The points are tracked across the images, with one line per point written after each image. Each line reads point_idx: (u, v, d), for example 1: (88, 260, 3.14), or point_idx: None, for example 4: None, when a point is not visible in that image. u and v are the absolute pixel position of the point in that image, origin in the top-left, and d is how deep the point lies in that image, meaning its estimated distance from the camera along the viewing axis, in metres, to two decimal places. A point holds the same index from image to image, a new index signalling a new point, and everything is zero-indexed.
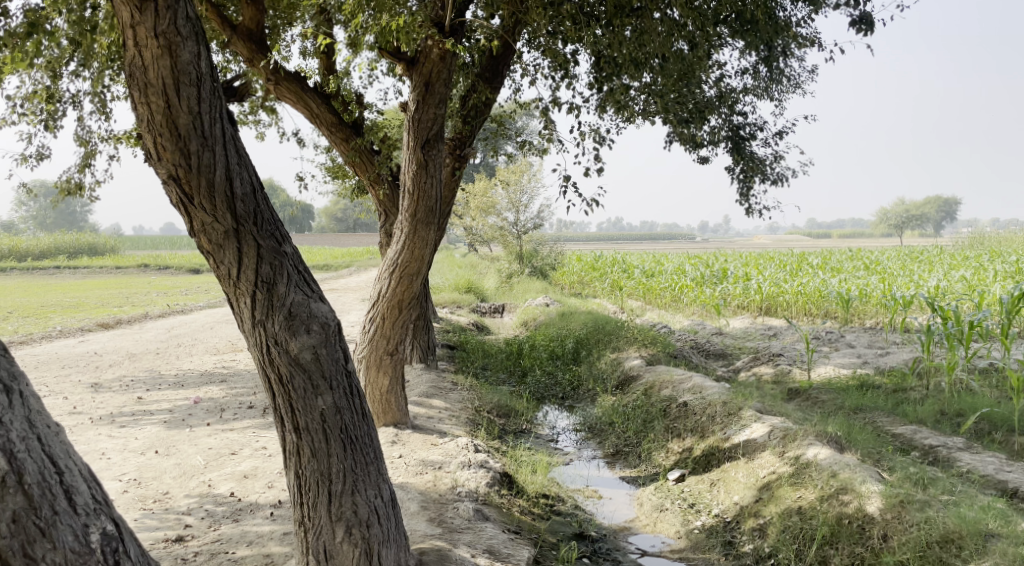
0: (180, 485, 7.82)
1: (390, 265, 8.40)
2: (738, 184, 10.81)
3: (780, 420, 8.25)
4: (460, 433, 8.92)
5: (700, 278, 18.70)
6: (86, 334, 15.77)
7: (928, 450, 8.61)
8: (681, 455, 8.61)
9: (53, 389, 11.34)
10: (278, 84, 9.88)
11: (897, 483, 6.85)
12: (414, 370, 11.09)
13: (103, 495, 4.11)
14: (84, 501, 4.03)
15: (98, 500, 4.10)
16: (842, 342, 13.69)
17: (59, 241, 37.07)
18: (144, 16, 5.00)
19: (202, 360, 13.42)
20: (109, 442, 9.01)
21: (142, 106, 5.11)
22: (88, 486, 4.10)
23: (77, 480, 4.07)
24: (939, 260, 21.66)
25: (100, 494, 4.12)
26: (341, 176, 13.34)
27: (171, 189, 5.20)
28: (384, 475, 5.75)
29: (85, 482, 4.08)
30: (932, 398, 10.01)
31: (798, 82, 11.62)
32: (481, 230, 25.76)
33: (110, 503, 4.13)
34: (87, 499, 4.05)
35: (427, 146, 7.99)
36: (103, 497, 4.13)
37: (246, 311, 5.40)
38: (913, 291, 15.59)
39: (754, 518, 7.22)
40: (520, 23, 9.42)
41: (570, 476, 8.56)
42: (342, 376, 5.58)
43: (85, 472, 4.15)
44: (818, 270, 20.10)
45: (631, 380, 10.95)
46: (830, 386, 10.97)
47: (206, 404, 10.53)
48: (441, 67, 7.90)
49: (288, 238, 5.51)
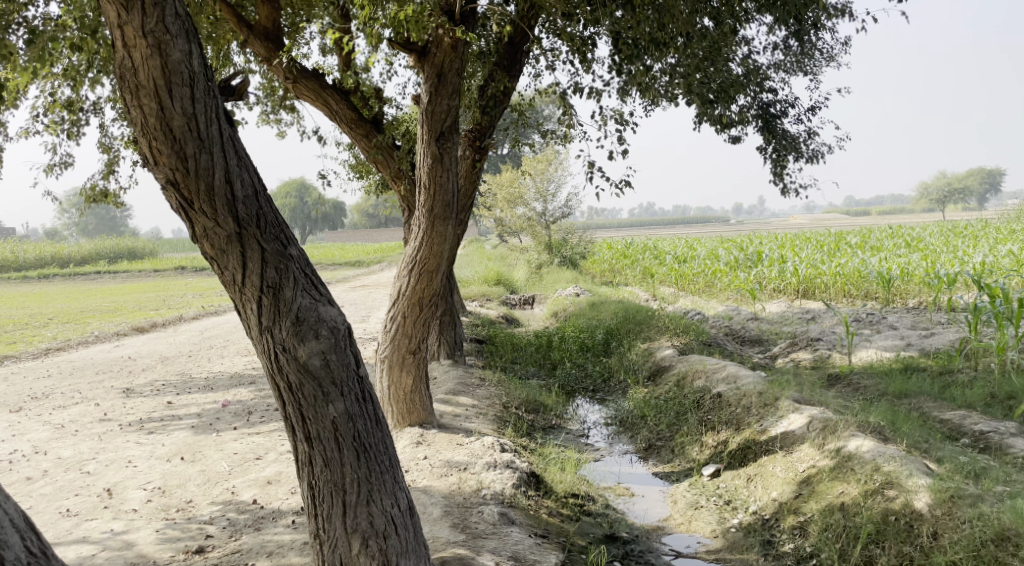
0: (204, 493, 7.68)
1: (410, 262, 8.17)
2: (770, 164, 10.44)
3: (819, 409, 7.91)
4: (487, 431, 8.68)
5: (734, 262, 18.34)
6: (122, 338, 15.79)
7: (978, 437, 8.24)
8: (717, 449, 8.29)
9: (84, 396, 11.30)
10: (296, 82, 9.66)
11: (946, 476, 6.50)
12: (441, 366, 10.87)
13: (37, 547, 4.12)
14: (15, 554, 4.05)
15: (31, 554, 4.10)
16: (884, 323, 13.25)
17: (100, 246, 37.57)
18: (131, 15, 4.81)
19: (232, 362, 13.33)
20: (137, 449, 8.90)
21: (135, 110, 4.93)
22: (21, 537, 4.12)
23: (9, 530, 4.07)
24: (985, 235, 21.00)
25: (35, 546, 4.14)
26: (365, 173, 13.15)
27: (170, 194, 5.01)
28: (401, 483, 5.55)
29: (18, 534, 4.09)
30: (982, 380, 9.59)
31: (831, 55, 11.22)
32: (510, 221, 25.50)
33: (44, 556, 4.14)
34: (19, 552, 4.07)
35: (442, 139, 7.74)
36: (38, 548, 4.15)
37: (252, 318, 5.20)
38: (957, 268, 15.08)
39: (795, 515, 6.90)
40: (535, 7, 9.12)
41: (600, 473, 8.28)
42: (354, 381, 5.36)
43: (20, 520, 4.15)
44: (857, 249, 19.57)
45: (663, 371, 10.65)
46: (873, 370, 10.60)
47: (234, 407, 10.40)
48: (454, 57, 7.63)
49: (293, 239, 5.31)
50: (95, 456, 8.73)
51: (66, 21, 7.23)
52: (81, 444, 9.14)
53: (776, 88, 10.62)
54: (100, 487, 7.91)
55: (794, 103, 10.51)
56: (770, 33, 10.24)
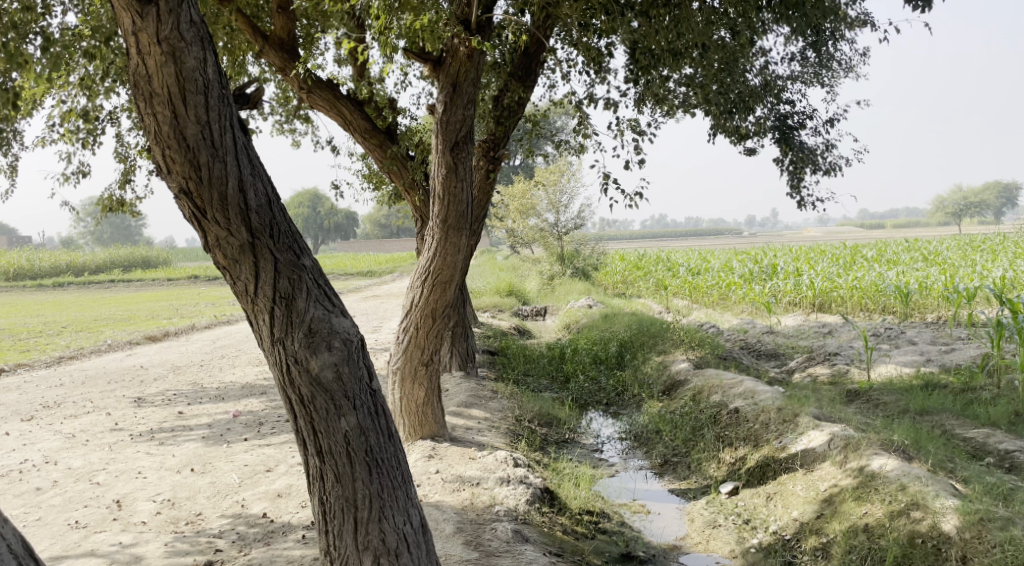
0: (214, 506, 7.56)
1: (423, 273, 8.05)
2: (787, 177, 10.30)
3: (840, 427, 7.76)
4: (500, 445, 8.54)
5: (748, 275, 18.17)
6: (135, 347, 15.72)
7: (1004, 456, 8.07)
8: (734, 466, 8.14)
9: (96, 405, 11.23)
10: (311, 92, 9.60)
11: (974, 498, 6.35)
12: (454, 378, 10.75)
13: None
14: None
15: None
16: (903, 338, 13.04)
17: (114, 255, 37.67)
18: (146, 22, 4.73)
19: (244, 372, 13.24)
20: (148, 459, 8.81)
21: (149, 118, 4.85)
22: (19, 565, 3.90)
23: (6, 557, 3.87)
24: (1003, 249, 20.75)
25: None
26: (379, 183, 13.05)
27: (182, 203, 4.92)
28: (414, 500, 5.43)
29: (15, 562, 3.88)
30: (1005, 398, 9.41)
31: (849, 67, 11.08)
32: (522, 232, 25.28)
33: None
34: None
35: (457, 148, 7.63)
36: None
37: (265, 329, 5.11)
38: (977, 282, 14.87)
39: (817, 536, 6.73)
40: (552, 17, 9.01)
41: (615, 489, 8.13)
42: (366, 395, 5.24)
43: (18, 546, 3.96)
44: (874, 262, 19.34)
45: (679, 385, 10.48)
46: (892, 386, 10.40)
47: (245, 418, 10.30)
48: (469, 67, 7.53)
49: (307, 249, 5.20)
50: (105, 466, 8.64)
51: (83, 30, 7.13)
52: (91, 454, 9.06)
53: (794, 100, 10.49)
54: (109, 498, 7.81)
55: (812, 115, 10.38)
56: (788, 45, 10.12)
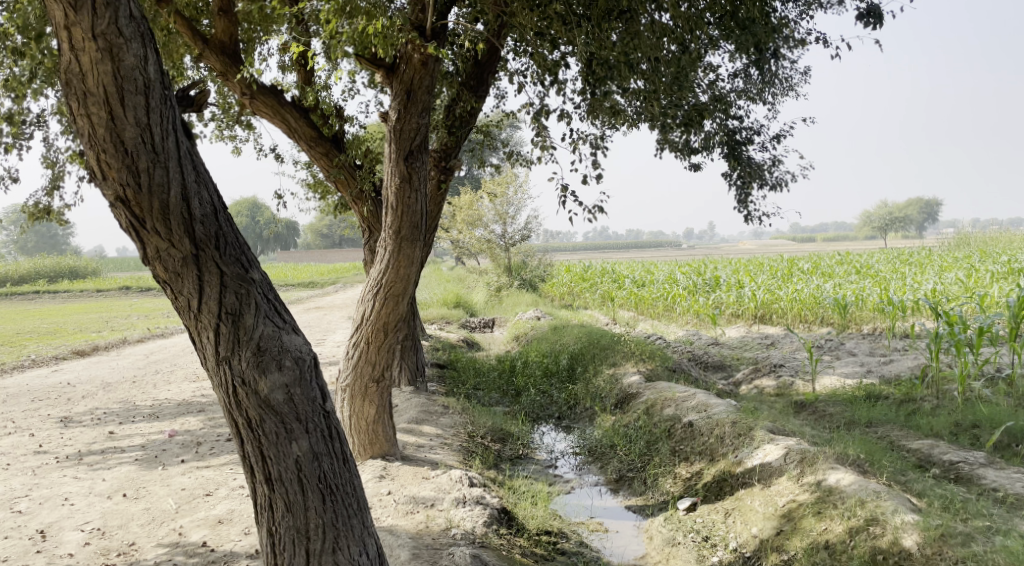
0: (149, 534, 7.16)
1: (374, 285, 7.79)
2: (736, 191, 10.29)
3: (795, 440, 7.69)
4: (453, 463, 8.27)
5: (692, 286, 18.16)
6: (61, 362, 15.02)
7: (948, 467, 8.10)
8: (691, 482, 8.04)
9: (18, 426, 10.62)
10: (253, 99, 9.18)
11: (932, 513, 6.39)
12: (403, 393, 10.44)
13: None
14: None
15: None
16: (843, 350, 13.17)
17: (38, 265, 36.13)
18: (80, 16, 4.43)
19: (180, 389, 12.71)
20: (75, 484, 8.33)
21: (83, 120, 4.53)
22: None
23: None
24: (931, 263, 21.20)
25: None
26: (323, 193, 12.66)
27: (119, 212, 4.60)
28: (369, 528, 5.20)
29: None
30: (947, 409, 9.47)
31: (791, 84, 11.14)
32: (468, 243, 25.04)
33: None
34: None
35: (410, 158, 7.43)
36: None
37: (208, 347, 4.81)
38: (912, 295, 15.09)
39: (778, 553, 6.68)
40: (505, 26, 8.80)
41: (572, 508, 7.95)
42: (319, 417, 5.00)
43: None
44: (810, 275, 19.56)
45: (631, 398, 10.33)
46: (837, 396, 10.43)
47: (181, 438, 9.84)
48: (423, 74, 7.31)
49: (256, 262, 4.92)
50: (28, 493, 8.14)
51: (8, 28, 6.62)
52: (13, 480, 8.54)
53: (741, 116, 10.49)
54: (33, 528, 7.35)
55: (759, 131, 10.40)
56: (733, 61, 10.10)
